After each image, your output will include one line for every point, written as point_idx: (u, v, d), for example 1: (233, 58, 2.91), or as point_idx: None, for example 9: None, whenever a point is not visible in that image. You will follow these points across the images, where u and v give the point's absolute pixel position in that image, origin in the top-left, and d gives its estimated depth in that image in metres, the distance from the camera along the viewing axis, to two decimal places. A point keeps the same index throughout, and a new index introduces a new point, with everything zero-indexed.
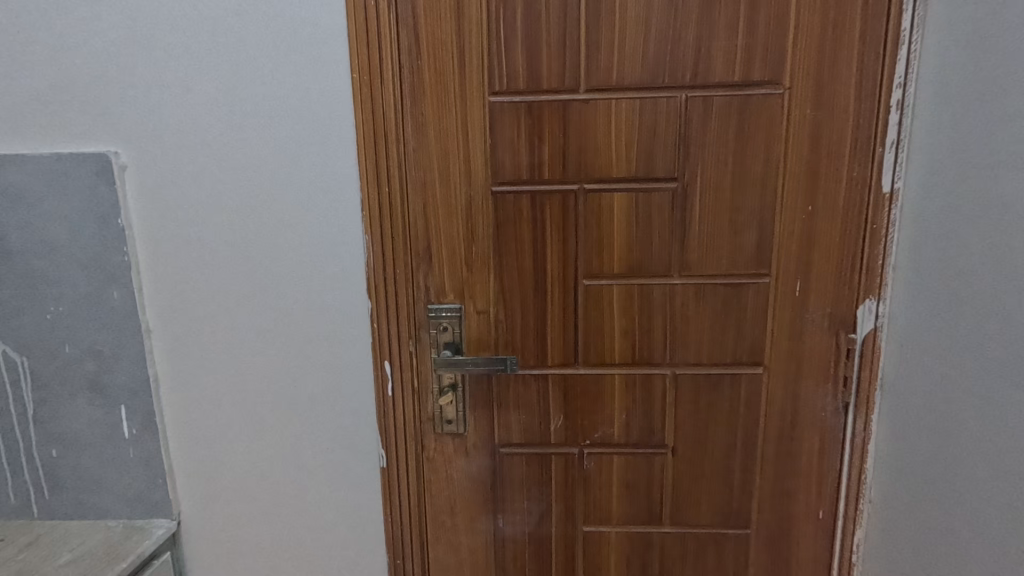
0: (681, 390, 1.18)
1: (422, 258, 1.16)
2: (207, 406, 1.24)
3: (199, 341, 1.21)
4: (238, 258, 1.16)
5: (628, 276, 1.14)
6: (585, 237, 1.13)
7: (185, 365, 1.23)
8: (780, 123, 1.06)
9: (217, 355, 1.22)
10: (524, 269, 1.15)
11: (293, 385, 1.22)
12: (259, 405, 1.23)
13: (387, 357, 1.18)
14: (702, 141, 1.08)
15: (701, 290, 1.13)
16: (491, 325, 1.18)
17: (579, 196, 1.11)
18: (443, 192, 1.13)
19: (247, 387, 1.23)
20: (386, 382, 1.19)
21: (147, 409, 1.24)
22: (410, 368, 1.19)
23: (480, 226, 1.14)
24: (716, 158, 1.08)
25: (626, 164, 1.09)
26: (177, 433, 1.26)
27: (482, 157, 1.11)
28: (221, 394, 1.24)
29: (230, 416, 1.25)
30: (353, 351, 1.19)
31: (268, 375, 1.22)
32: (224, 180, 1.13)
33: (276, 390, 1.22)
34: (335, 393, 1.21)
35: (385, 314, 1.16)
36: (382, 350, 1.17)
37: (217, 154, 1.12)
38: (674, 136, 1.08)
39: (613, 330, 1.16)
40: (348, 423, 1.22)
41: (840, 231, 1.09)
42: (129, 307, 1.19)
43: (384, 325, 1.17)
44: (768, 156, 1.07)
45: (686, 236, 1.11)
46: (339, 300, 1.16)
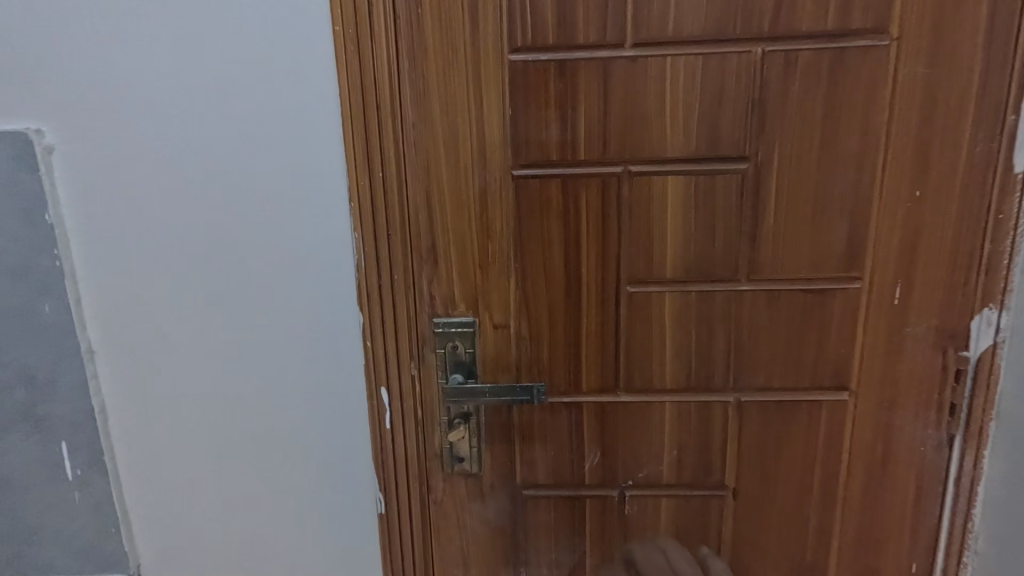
0: (746, 419, 0.96)
1: (425, 262, 0.93)
2: (167, 442, 1.03)
3: (154, 365, 0.99)
4: (198, 263, 0.94)
5: (683, 281, 0.91)
6: (629, 234, 0.90)
7: (138, 394, 1.01)
8: (883, 85, 0.82)
9: (177, 380, 0.99)
10: (552, 274, 0.92)
11: (271, 417, 1.00)
12: (230, 441, 1.02)
13: (383, 383, 0.96)
14: (782, 109, 0.84)
15: (774, 299, 0.91)
16: (512, 343, 0.96)
17: (623, 181, 0.88)
18: (450, 179, 0.90)
19: (215, 419, 1.01)
20: (382, 413, 0.97)
21: (93, 445, 1.02)
22: (412, 395, 0.97)
23: (498, 219, 0.91)
24: (799, 130, 0.85)
25: (685, 140, 0.86)
26: (132, 473, 1.05)
27: (500, 133, 0.88)
28: (183, 429, 1.02)
29: (195, 454, 1.03)
30: (342, 376, 0.96)
31: (240, 405, 1.00)
32: (176, 165, 0.90)
33: (250, 423, 1.00)
34: (322, 426, 0.99)
35: (380, 330, 0.93)
36: (377, 374, 0.95)
37: (166, 132, 0.89)
38: (746, 102, 0.84)
39: (663, 348, 0.94)
40: (339, 463, 1.01)
41: (956, 223, 0.86)
42: (67, 324, 0.97)
43: (379, 344, 0.94)
44: (867, 127, 0.84)
45: (757, 230, 0.89)
46: (324, 314, 0.94)
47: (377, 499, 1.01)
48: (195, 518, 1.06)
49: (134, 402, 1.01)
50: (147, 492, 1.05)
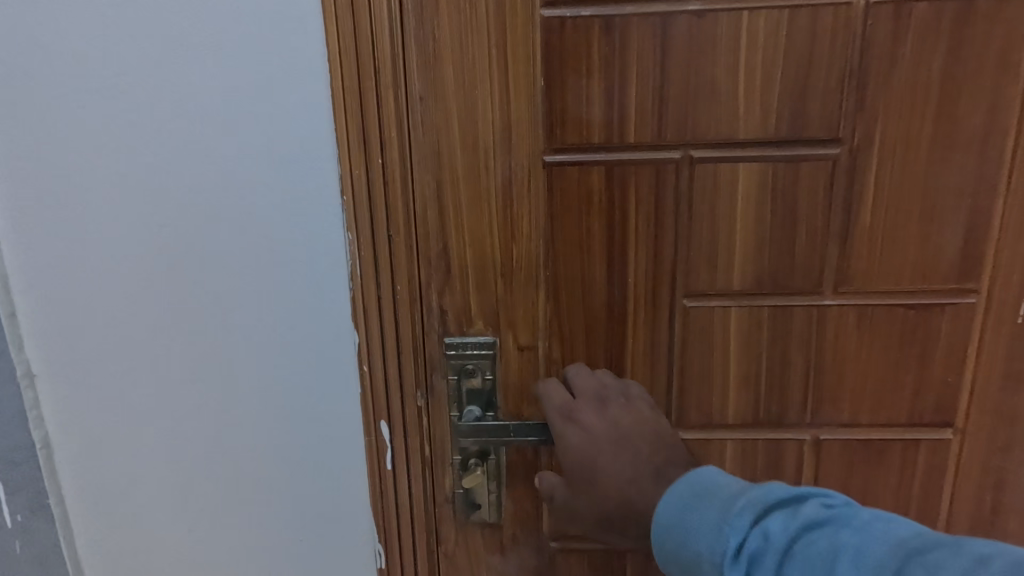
0: (826, 462, 0.79)
1: (435, 269, 0.76)
2: (122, 484, 0.85)
3: (106, 392, 0.81)
4: (154, 270, 0.75)
5: (754, 294, 0.74)
6: (688, 235, 0.73)
7: (86, 426, 0.83)
8: (1018, 47, 0.65)
9: (132, 412, 0.81)
10: (592, 284, 0.75)
11: (247, 458, 0.81)
12: (199, 485, 0.84)
13: (384, 416, 0.78)
14: (888, 79, 0.67)
15: (866, 316, 0.74)
16: (541, 368, 0.78)
17: (682, 169, 0.71)
18: (467, 167, 0.73)
19: (179, 458, 0.83)
20: (382, 453, 0.79)
21: (33, 490, 0.84)
22: (419, 430, 0.80)
23: (525, 217, 0.73)
24: (908, 106, 0.67)
25: (763, 118, 0.68)
26: (83, 520, 0.87)
27: (530, 109, 0.71)
28: (143, 468, 0.84)
29: (158, 500, 0.85)
30: (335, 409, 0.78)
31: (209, 443, 0.82)
32: (122, 146, 0.71)
33: (221, 465, 0.82)
34: (309, 470, 0.81)
35: (379, 354, 0.76)
36: (376, 406, 0.78)
37: (108, 103, 0.69)
38: (843, 69, 0.66)
39: (725, 375, 0.77)
40: (331, 513, 0.83)
41: None
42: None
43: (378, 371, 0.76)
44: (994, 102, 0.66)
45: (849, 231, 0.71)
46: (311, 334, 0.76)
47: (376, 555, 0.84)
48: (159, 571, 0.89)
49: (83, 435, 0.83)
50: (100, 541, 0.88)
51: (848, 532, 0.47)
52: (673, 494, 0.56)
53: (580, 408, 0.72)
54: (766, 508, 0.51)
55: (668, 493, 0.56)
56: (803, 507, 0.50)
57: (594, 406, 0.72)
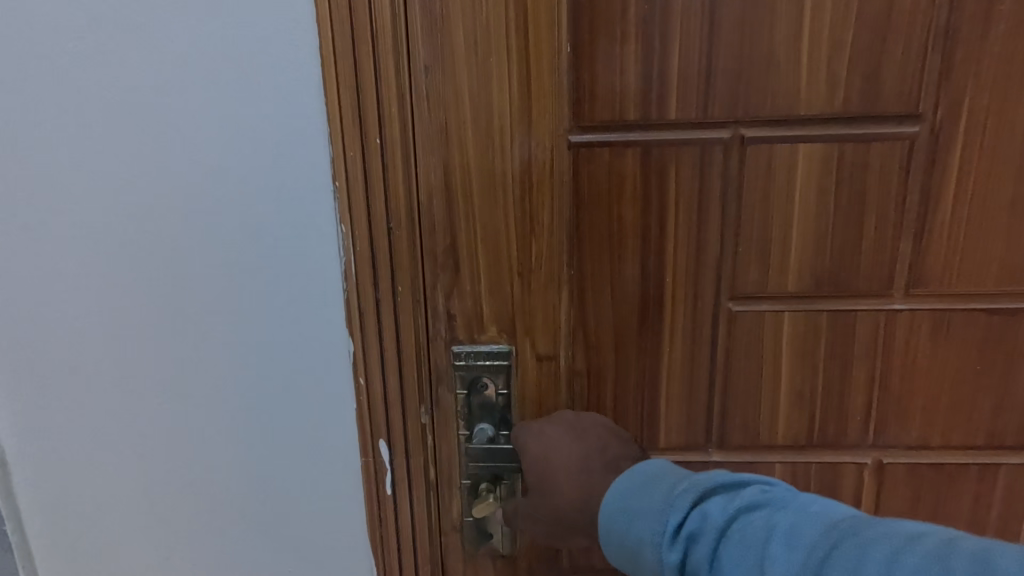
0: (889, 489, 0.69)
1: (441, 268, 0.66)
2: (77, 522, 0.73)
3: (54, 416, 0.69)
4: (110, 271, 0.64)
5: (812, 297, 0.64)
6: (735, 229, 0.63)
7: (32, 456, 0.70)
8: None
9: (87, 438, 0.70)
10: (622, 286, 0.65)
11: (225, 488, 0.70)
12: (168, 521, 0.72)
13: (383, 437, 0.68)
14: (979, 43, 0.56)
15: (942, 323, 0.64)
16: (563, 382, 0.68)
17: (731, 151, 0.61)
18: (479, 149, 0.62)
19: (144, 490, 0.71)
20: (383, 478, 0.69)
21: None
22: (422, 451, 0.70)
23: (547, 207, 0.63)
24: (1001, 76, 0.57)
25: (829, 91, 0.58)
26: (42, 557, 0.74)
27: (554, 81, 0.60)
28: (99, 504, 0.72)
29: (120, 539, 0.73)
30: (327, 431, 0.68)
31: (179, 471, 0.70)
32: (69, 125, 0.59)
33: (195, 497, 0.71)
34: (297, 500, 0.70)
35: (378, 365, 0.66)
36: (375, 425, 0.68)
37: (51, 72, 0.58)
38: (926, 31, 0.56)
39: (775, 390, 0.67)
40: (323, 548, 0.72)
41: None
42: None
43: (376, 385, 0.66)
44: None
45: (927, 224, 0.61)
46: (299, 344, 0.65)
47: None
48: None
49: (28, 468, 0.71)
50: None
51: (782, 514, 0.44)
52: (623, 480, 0.54)
53: (552, 434, 0.65)
54: (705, 490, 0.48)
55: (619, 479, 0.55)
56: (744, 490, 0.46)
57: (568, 431, 0.65)
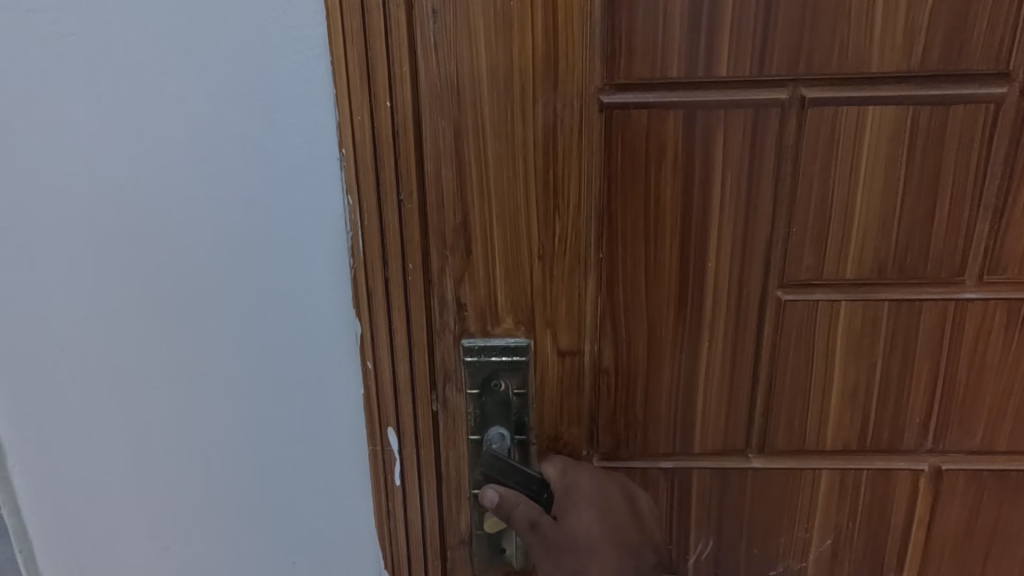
0: (946, 499, 0.63)
1: (451, 250, 0.57)
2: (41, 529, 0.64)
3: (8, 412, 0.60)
4: (73, 237, 0.54)
5: (873, 284, 0.56)
6: (790, 206, 0.55)
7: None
8: None
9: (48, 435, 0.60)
10: (658, 272, 0.57)
11: (213, 486, 0.62)
12: (147, 523, 0.64)
13: (392, 422, 0.60)
14: None
15: (1016, 314, 0.56)
16: (586, 381, 0.61)
17: (789, 113, 0.52)
18: (496, 111, 0.53)
19: (120, 490, 0.62)
20: (393, 468, 0.61)
21: None
22: (433, 440, 0.62)
23: (573, 182, 0.55)
24: None
25: (906, 43, 0.50)
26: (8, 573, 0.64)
27: (585, 30, 0.51)
28: (67, 508, 0.63)
29: (91, 547, 0.65)
30: (330, 421, 0.60)
31: (158, 469, 0.62)
32: (16, 70, 0.50)
33: (178, 497, 0.63)
34: (294, 502, 0.63)
35: (386, 350, 0.58)
36: (383, 412, 0.60)
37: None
38: None
39: (827, 389, 0.59)
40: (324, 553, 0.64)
41: None
42: None
43: (387, 368, 0.58)
44: None
45: (1006, 203, 0.54)
46: (299, 323, 0.57)
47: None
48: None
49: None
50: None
51: None
52: None
53: (579, 519, 0.55)
54: None
55: None
56: None
57: (597, 513, 0.56)
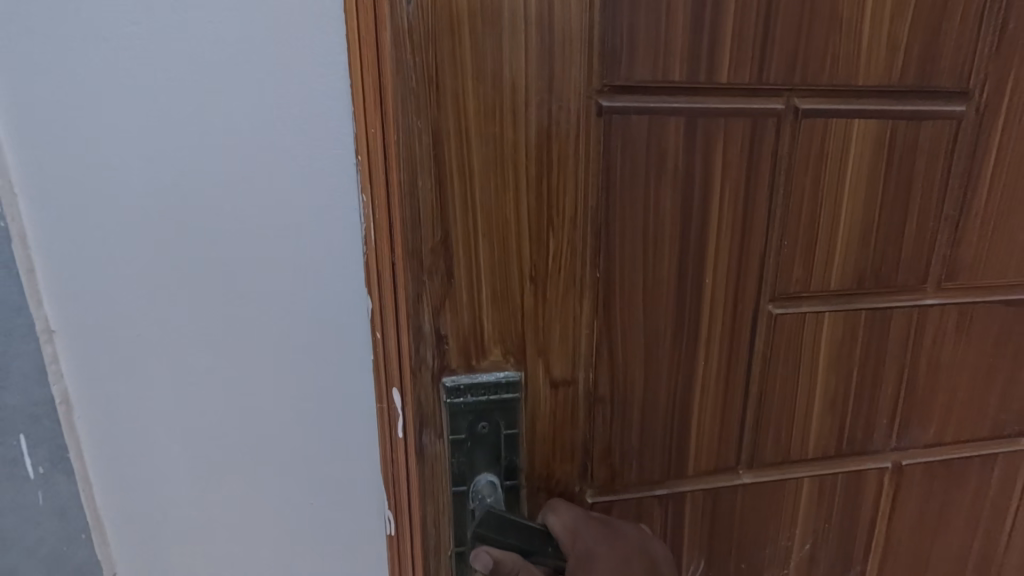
0: (905, 490, 0.66)
1: (429, 274, 0.48)
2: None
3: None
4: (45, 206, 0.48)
5: (851, 294, 0.57)
6: (783, 219, 0.53)
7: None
8: None
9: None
10: (656, 289, 0.53)
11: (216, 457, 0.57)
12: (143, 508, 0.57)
13: (397, 383, 0.53)
14: None
15: (965, 316, 0.61)
16: (581, 412, 0.55)
17: (784, 124, 0.51)
18: (483, 113, 0.46)
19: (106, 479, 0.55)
20: (393, 418, 0.54)
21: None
22: (434, 428, 0.52)
23: (569, 195, 0.49)
24: None
25: (886, 60, 0.51)
26: None
27: (584, 25, 0.45)
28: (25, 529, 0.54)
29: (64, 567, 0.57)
30: (347, 373, 0.56)
31: (150, 448, 0.55)
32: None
33: (174, 476, 0.56)
34: (298, 473, 0.58)
35: (390, 318, 0.51)
36: (388, 372, 0.53)
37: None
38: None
39: (811, 400, 0.60)
40: (341, 518, 0.60)
41: None
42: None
43: (392, 340, 0.52)
44: None
45: (961, 214, 0.57)
46: (305, 276, 0.53)
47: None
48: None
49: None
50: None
51: None
52: None
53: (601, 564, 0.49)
54: None
55: None
56: None
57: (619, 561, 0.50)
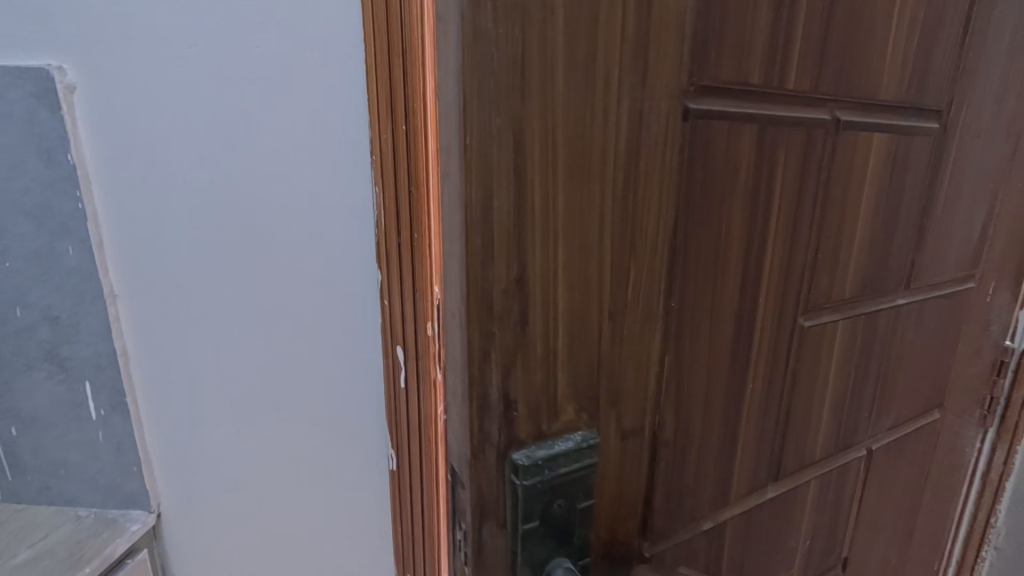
0: (874, 468, 0.73)
1: (500, 323, 0.36)
2: (69, 470, 0.78)
3: (33, 372, 0.74)
4: (156, 198, 0.62)
5: (856, 299, 0.60)
6: (820, 234, 0.53)
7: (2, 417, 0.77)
8: None
9: (73, 391, 0.74)
10: (721, 314, 0.48)
11: (258, 403, 0.67)
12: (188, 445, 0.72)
13: (400, 342, 0.62)
14: (974, 57, 0.60)
15: (918, 312, 0.69)
16: (647, 460, 0.48)
17: (828, 137, 0.49)
18: (572, 113, 0.35)
19: (177, 406, 0.71)
20: (399, 375, 0.63)
21: (69, 460, 0.77)
22: (498, 516, 0.40)
23: (653, 213, 0.41)
24: (977, 91, 0.62)
25: (898, 80, 0.53)
26: (98, 496, 0.78)
27: (679, 14, 0.37)
28: (93, 454, 0.76)
29: (121, 488, 0.76)
30: (359, 348, 0.64)
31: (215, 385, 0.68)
32: (52, 64, 0.60)
33: (228, 420, 0.69)
34: (316, 435, 0.68)
35: (394, 289, 0.60)
36: (393, 334, 0.61)
37: (6, 21, 0.60)
38: (956, 39, 0.57)
39: (823, 405, 0.62)
40: (345, 478, 0.69)
41: None
42: (61, 333, 0.72)
43: (398, 306, 0.61)
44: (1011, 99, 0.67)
45: (925, 222, 0.63)
46: (329, 264, 0.61)
47: (413, 538, 0.68)
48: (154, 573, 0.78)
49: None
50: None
51: None
52: None
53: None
54: None
55: None
56: None
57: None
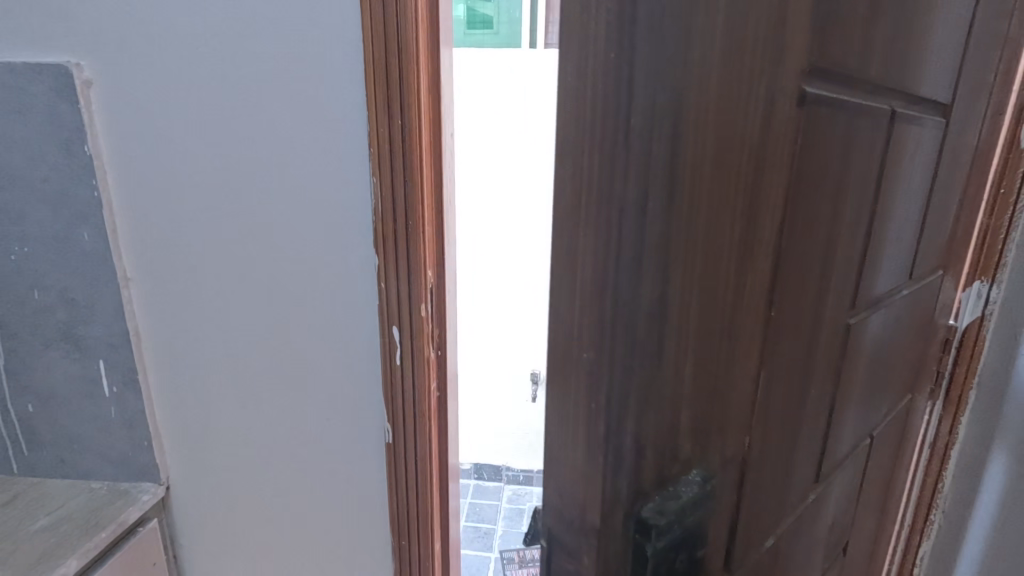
0: (872, 451, 0.75)
1: (639, 352, 0.29)
2: (81, 448, 0.78)
3: (49, 352, 0.74)
4: (184, 188, 0.66)
5: (879, 295, 0.60)
6: (870, 229, 0.51)
7: (16, 396, 0.77)
8: (993, 53, 0.72)
9: (86, 368, 0.74)
10: (800, 318, 0.44)
11: (275, 378, 0.72)
12: (202, 423, 0.76)
13: (395, 323, 0.67)
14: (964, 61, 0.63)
15: (909, 300, 0.72)
16: (740, 484, 0.43)
17: (886, 130, 0.47)
18: (723, 93, 0.28)
19: (188, 388, 0.74)
20: (395, 350, 0.68)
21: (85, 441, 0.78)
22: None
23: (769, 214, 0.35)
24: (962, 91, 0.66)
25: (926, 75, 0.53)
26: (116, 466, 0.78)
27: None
28: (109, 430, 0.77)
29: (133, 462, 0.77)
30: (358, 327, 0.68)
31: (223, 361, 0.72)
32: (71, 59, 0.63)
33: (232, 397, 0.74)
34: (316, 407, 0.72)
35: (393, 270, 0.65)
36: (392, 310, 0.66)
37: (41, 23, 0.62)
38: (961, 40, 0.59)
39: (851, 400, 0.61)
40: (346, 449, 0.74)
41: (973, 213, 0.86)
42: (74, 317, 0.72)
43: (394, 286, 0.66)
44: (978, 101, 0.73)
45: (924, 214, 0.66)
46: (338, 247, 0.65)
47: (410, 492, 0.73)
48: (165, 543, 0.81)
49: (14, 402, 0.77)
50: (16, 547, 0.68)
51: None
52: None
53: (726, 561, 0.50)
54: None
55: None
56: None
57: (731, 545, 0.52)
